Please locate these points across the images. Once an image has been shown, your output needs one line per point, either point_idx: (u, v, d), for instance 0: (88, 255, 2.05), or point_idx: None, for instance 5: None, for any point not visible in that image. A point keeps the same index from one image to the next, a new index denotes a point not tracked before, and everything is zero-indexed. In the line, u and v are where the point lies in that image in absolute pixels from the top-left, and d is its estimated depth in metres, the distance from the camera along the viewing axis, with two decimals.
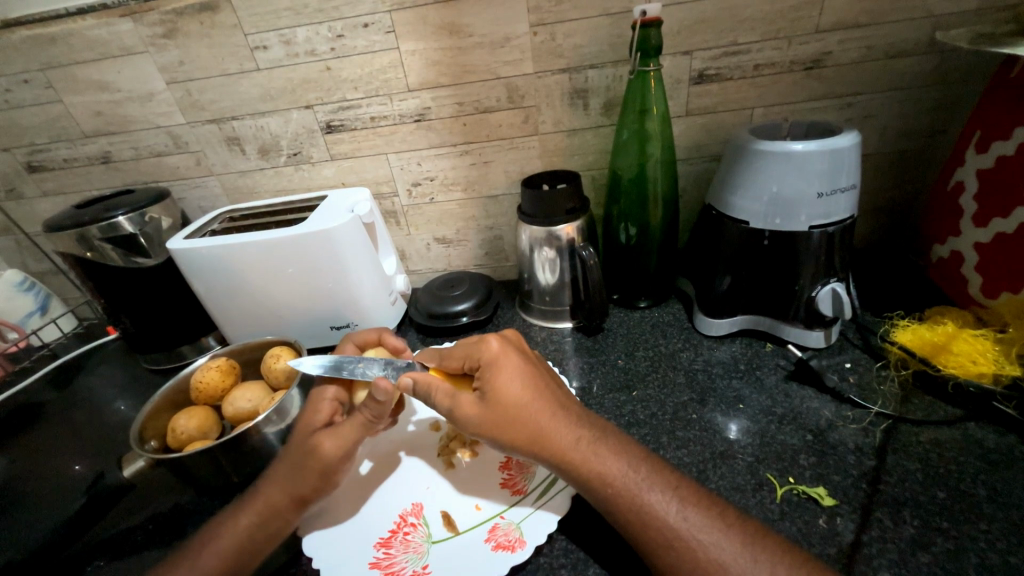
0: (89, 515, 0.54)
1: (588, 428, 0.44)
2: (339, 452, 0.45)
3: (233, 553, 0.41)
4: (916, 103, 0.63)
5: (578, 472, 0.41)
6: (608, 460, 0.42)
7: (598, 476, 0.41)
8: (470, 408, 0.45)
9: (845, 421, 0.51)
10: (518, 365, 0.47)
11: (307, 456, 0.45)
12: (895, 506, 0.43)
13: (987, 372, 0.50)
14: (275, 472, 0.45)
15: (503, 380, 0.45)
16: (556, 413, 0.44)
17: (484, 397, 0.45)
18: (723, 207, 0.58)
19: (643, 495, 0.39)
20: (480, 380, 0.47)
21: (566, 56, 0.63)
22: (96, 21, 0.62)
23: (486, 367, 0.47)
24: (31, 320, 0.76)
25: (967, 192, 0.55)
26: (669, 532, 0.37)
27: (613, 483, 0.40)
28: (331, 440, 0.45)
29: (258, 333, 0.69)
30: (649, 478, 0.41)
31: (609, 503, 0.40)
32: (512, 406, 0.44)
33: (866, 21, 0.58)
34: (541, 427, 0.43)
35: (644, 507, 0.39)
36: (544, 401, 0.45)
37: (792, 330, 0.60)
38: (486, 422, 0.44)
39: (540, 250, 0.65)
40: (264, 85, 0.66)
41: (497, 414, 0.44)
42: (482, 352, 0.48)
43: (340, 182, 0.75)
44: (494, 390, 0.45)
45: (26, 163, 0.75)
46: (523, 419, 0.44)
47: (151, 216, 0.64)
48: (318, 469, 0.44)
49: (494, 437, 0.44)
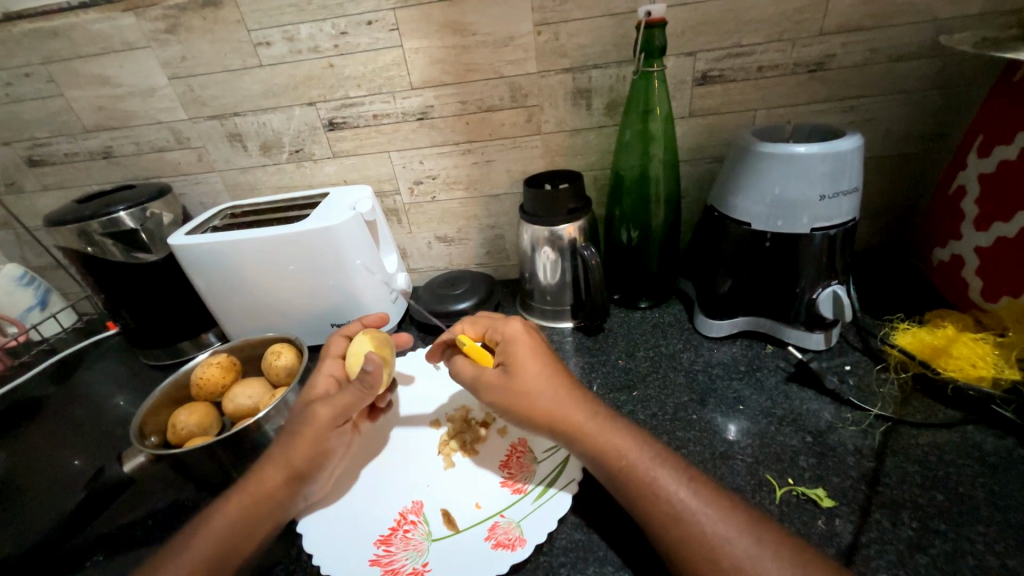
0: (88, 510, 0.54)
1: (598, 406, 0.45)
2: (331, 415, 0.46)
3: (233, 535, 0.42)
4: (917, 106, 0.63)
5: (590, 446, 0.42)
6: (622, 436, 0.42)
7: (612, 449, 0.41)
8: (492, 380, 0.47)
9: (845, 423, 0.51)
10: (539, 345, 0.49)
11: (301, 424, 0.45)
12: (893, 508, 0.43)
13: (987, 375, 0.50)
14: (272, 450, 0.46)
15: (523, 355, 0.47)
16: (573, 393, 0.45)
17: (506, 372, 0.47)
18: (724, 208, 0.58)
19: (654, 471, 0.40)
20: (502, 355, 0.48)
21: (570, 56, 0.63)
22: (98, 16, 0.61)
23: (506, 343, 0.49)
24: (31, 315, 0.77)
25: (968, 195, 0.55)
26: (678, 505, 0.37)
27: (626, 458, 0.41)
28: (325, 408, 0.46)
29: (258, 330, 0.69)
30: (659, 456, 0.41)
31: (621, 478, 0.40)
32: (534, 378, 0.45)
33: (870, 24, 0.58)
34: (557, 401, 0.44)
35: (655, 481, 0.39)
36: (560, 379, 0.46)
37: (792, 332, 0.60)
38: (506, 391, 0.46)
39: (541, 249, 0.65)
40: (266, 82, 0.66)
41: (518, 386, 0.45)
42: (504, 329, 0.50)
43: (342, 180, 0.75)
44: (515, 363, 0.47)
45: (26, 157, 0.75)
46: (543, 390, 0.45)
47: (152, 211, 0.64)
48: (309, 433, 0.45)
49: (511, 410, 0.46)
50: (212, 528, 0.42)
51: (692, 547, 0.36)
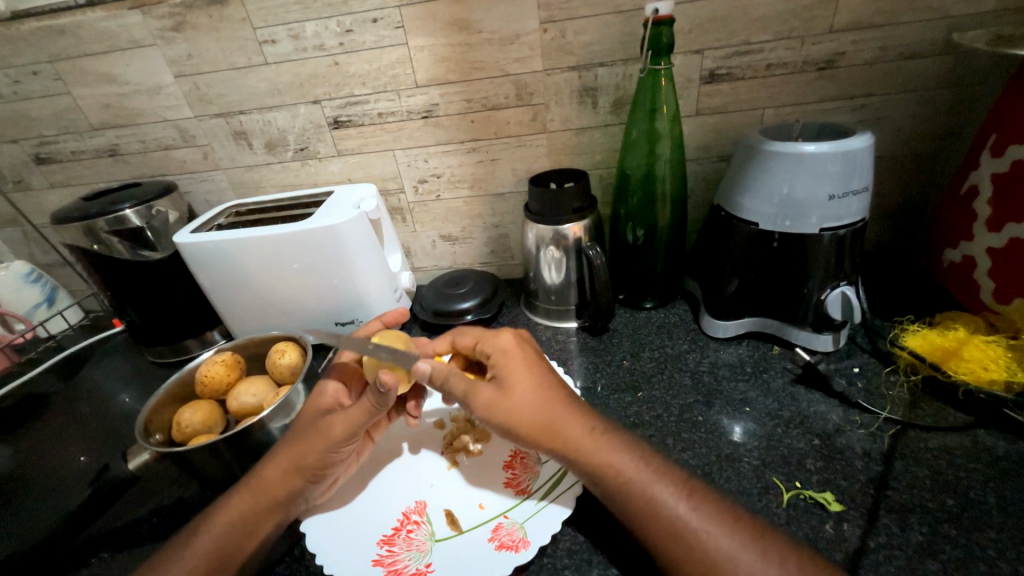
0: (94, 507, 0.54)
1: (595, 421, 0.44)
2: (346, 432, 0.45)
3: (237, 533, 0.42)
4: (928, 105, 0.63)
5: (588, 462, 0.41)
6: (620, 452, 0.41)
7: (609, 468, 0.40)
8: (483, 396, 0.44)
9: (853, 426, 0.51)
10: (528, 358, 0.47)
11: (313, 436, 0.45)
12: (902, 513, 0.42)
13: (999, 379, 0.49)
14: (276, 454, 0.46)
15: (518, 368, 0.46)
16: (569, 406, 0.44)
17: (497, 388, 0.45)
18: (732, 208, 0.57)
19: (653, 488, 0.39)
20: (494, 370, 0.46)
21: (576, 54, 0.62)
22: (105, 14, 0.61)
23: (497, 358, 0.47)
24: (38, 312, 0.77)
25: (981, 196, 0.54)
26: (678, 523, 0.37)
27: (625, 475, 0.40)
28: (341, 423, 0.45)
29: (262, 329, 0.69)
30: (659, 471, 0.40)
31: (620, 495, 0.39)
32: (529, 393, 0.44)
33: (881, 21, 0.57)
34: (554, 416, 0.43)
35: (655, 499, 0.38)
36: (556, 392, 0.45)
37: (800, 333, 0.59)
38: (499, 406, 0.43)
39: (546, 249, 0.65)
40: (272, 80, 0.66)
41: (512, 400, 0.43)
42: (496, 341, 0.49)
43: (346, 178, 0.74)
44: (510, 377, 0.45)
45: (34, 155, 0.75)
46: (540, 405, 0.43)
47: (159, 209, 0.64)
48: (321, 446, 0.45)
49: (502, 427, 0.44)
50: (217, 526, 0.42)
51: (694, 568, 0.35)
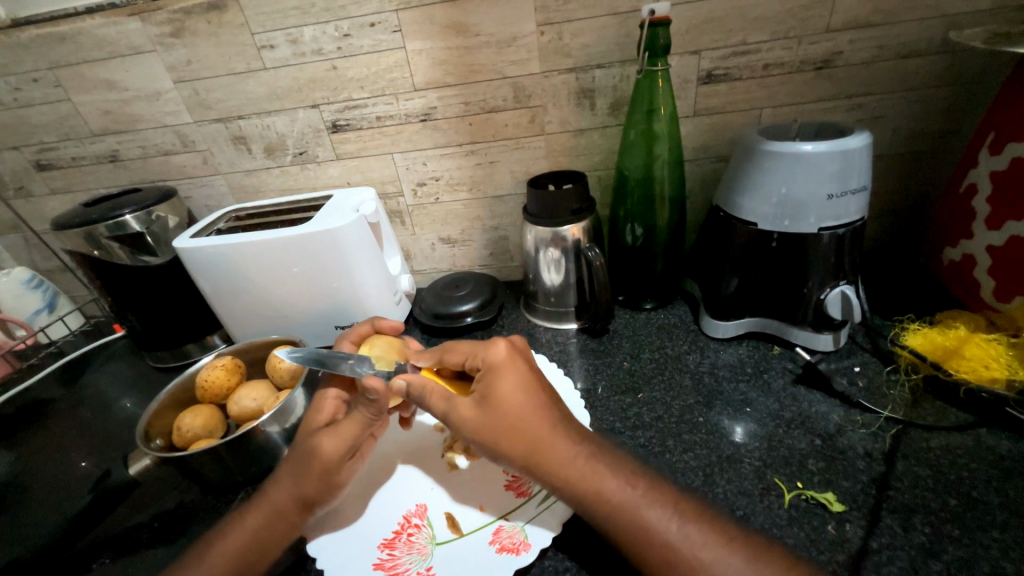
0: (96, 512, 0.54)
1: (585, 442, 0.43)
2: (338, 450, 0.45)
3: (238, 548, 0.42)
4: (927, 103, 0.62)
5: (574, 486, 0.40)
6: (608, 476, 0.41)
7: (597, 492, 0.40)
8: (467, 412, 0.44)
9: (855, 426, 0.51)
10: (521, 371, 0.46)
11: (307, 458, 0.45)
12: (905, 513, 0.42)
13: (1000, 377, 0.49)
14: (275, 479, 0.46)
15: (505, 386, 0.44)
16: (558, 425, 0.43)
17: (484, 403, 0.44)
18: (729, 208, 0.58)
19: (643, 513, 0.39)
20: (481, 384, 0.45)
21: (573, 56, 0.63)
22: (104, 21, 0.62)
23: (488, 371, 0.46)
24: (40, 317, 0.77)
25: (979, 194, 0.54)
26: (670, 548, 0.37)
27: (613, 500, 0.39)
28: (332, 440, 0.45)
29: (263, 332, 0.69)
30: (648, 494, 0.40)
31: (607, 521, 0.39)
32: (518, 411, 0.43)
33: (878, 20, 0.57)
34: (540, 438, 0.42)
35: (644, 524, 0.38)
36: (544, 410, 0.44)
37: (801, 333, 0.59)
38: (484, 427, 0.43)
39: (545, 250, 0.65)
40: (270, 84, 0.66)
41: (496, 421, 0.43)
42: (488, 353, 0.47)
43: (345, 182, 0.75)
44: (496, 397, 0.44)
45: (34, 161, 0.76)
46: (527, 427, 0.42)
47: (158, 214, 0.64)
48: (318, 467, 0.44)
49: (489, 444, 0.43)
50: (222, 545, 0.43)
51: None
